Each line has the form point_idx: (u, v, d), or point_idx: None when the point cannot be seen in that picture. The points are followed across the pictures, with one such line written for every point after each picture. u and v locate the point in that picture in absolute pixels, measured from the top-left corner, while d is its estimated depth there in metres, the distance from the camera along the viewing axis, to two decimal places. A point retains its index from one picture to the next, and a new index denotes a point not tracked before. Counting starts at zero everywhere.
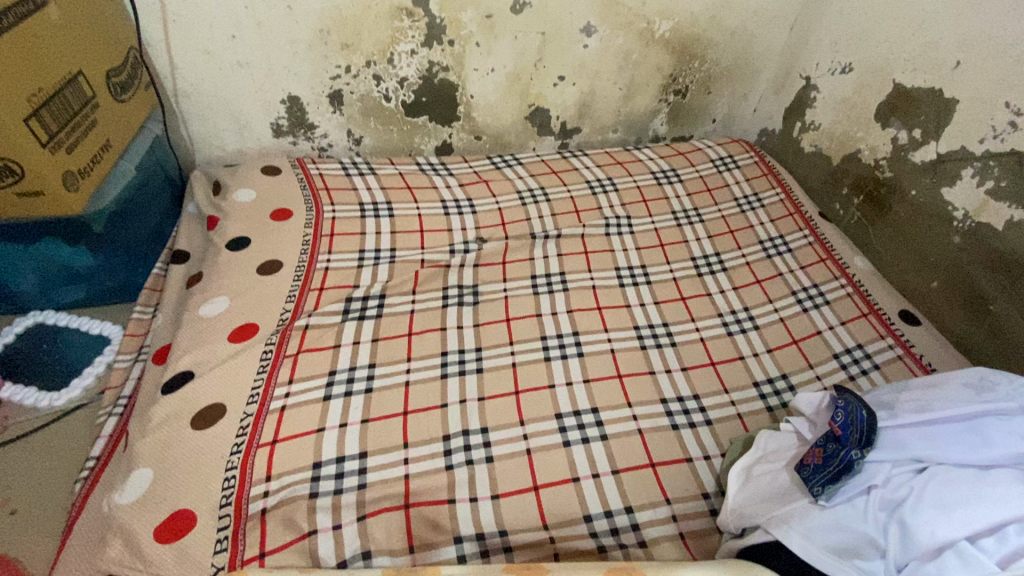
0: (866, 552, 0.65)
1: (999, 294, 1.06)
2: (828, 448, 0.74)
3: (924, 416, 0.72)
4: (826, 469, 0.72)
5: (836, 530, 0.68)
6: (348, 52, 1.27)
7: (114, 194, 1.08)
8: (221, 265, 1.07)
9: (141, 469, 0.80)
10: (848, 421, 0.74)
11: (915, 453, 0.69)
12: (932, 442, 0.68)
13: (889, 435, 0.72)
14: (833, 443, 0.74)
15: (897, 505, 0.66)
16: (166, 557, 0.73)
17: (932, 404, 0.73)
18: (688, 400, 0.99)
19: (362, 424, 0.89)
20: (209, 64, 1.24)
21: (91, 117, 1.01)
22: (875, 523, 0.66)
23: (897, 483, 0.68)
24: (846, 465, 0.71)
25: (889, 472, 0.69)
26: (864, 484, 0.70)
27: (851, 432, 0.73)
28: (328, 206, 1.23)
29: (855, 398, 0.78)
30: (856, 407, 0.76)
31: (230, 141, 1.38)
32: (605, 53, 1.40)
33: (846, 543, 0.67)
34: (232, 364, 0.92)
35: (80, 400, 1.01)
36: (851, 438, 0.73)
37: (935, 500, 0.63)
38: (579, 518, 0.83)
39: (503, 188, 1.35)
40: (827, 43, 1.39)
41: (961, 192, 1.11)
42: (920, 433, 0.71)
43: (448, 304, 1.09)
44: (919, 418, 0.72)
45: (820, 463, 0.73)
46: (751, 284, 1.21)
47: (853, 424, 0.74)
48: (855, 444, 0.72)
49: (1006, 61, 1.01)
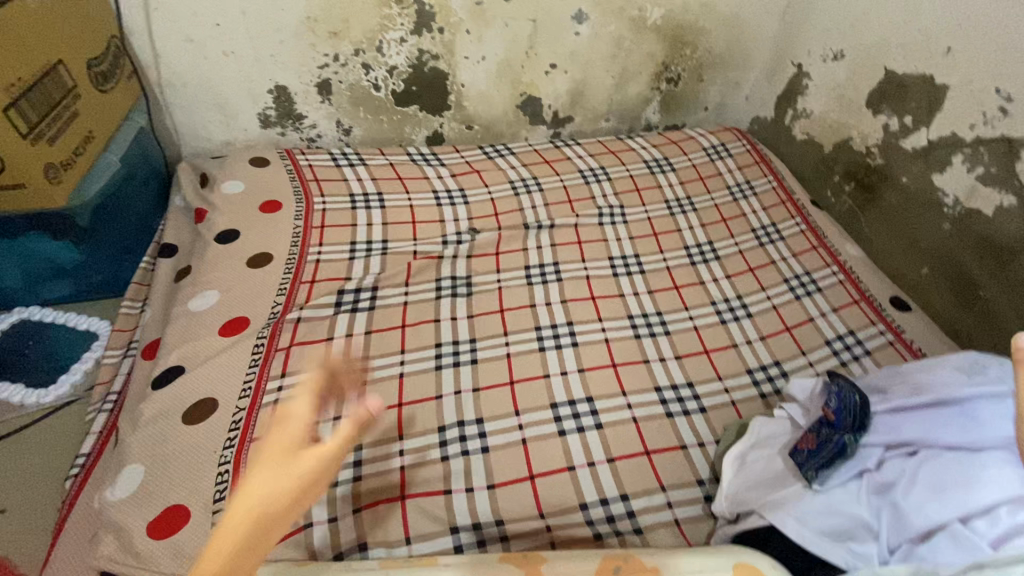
0: (860, 536, 0.67)
1: (988, 279, 1.07)
2: (822, 433, 0.75)
3: (917, 399, 0.72)
4: (818, 454, 0.73)
5: (831, 514, 0.69)
6: (335, 40, 1.25)
7: (99, 187, 1.06)
8: (211, 259, 1.06)
9: (132, 465, 0.79)
10: (841, 406, 0.75)
11: (907, 435, 0.70)
12: (924, 425, 0.69)
13: (882, 420, 0.73)
14: (826, 428, 0.75)
15: (890, 488, 0.67)
16: (160, 553, 0.72)
17: (925, 387, 0.73)
18: (682, 388, 0.99)
19: (356, 417, 0.89)
20: (194, 53, 1.22)
21: (72, 108, 0.98)
22: (869, 507, 0.68)
23: (890, 466, 0.69)
24: (840, 450, 0.71)
25: (882, 456, 0.71)
26: (858, 468, 0.71)
27: (843, 417, 0.74)
28: (318, 197, 1.22)
29: (847, 383, 0.78)
30: (849, 393, 0.76)
31: (216, 132, 1.35)
32: (597, 41, 1.39)
33: (840, 526, 0.68)
34: (223, 358, 0.91)
35: (68, 397, 0.99)
36: (845, 423, 0.73)
37: (927, 482, 0.64)
38: (575, 507, 0.83)
39: (495, 178, 1.34)
40: (818, 29, 1.38)
41: (951, 178, 1.11)
42: (913, 416, 0.71)
43: (441, 296, 1.09)
44: (911, 401, 0.72)
45: (813, 448, 0.74)
46: (743, 272, 1.21)
47: (846, 408, 0.74)
48: (848, 428, 0.73)
49: (996, 46, 1.01)
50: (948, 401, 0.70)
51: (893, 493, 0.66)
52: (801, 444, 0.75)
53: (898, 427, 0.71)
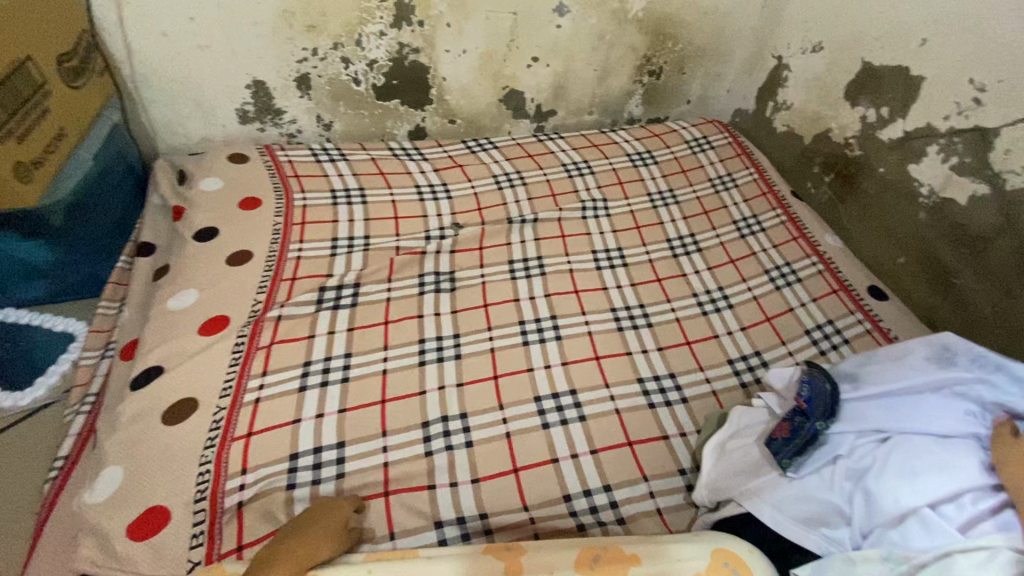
0: (832, 521, 0.69)
1: (963, 268, 1.10)
2: (795, 420, 0.76)
3: (889, 388, 0.73)
4: (793, 442, 0.74)
5: (806, 501, 0.71)
6: (313, 34, 1.23)
7: (72, 185, 1.04)
8: (189, 257, 1.05)
9: (110, 467, 0.78)
10: (812, 394, 0.76)
11: (879, 422, 0.71)
12: (897, 413, 0.70)
13: (854, 408, 0.74)
14: (799, 416, 0.76)
15: (861, 473, 0.68)
16: (140, 554, 0.72)
17: (897, 375, 0.74)
18: (664, 379, 1.00)
19: (339, 414, 0.89)
20: (169, 48, 1.19)
21: (42, 105, 0.96)
22: (840, 493, 0.69)
23: (861, 451, 0.70)
24: (812, 437, 0.73)
25: (854, 442, 0.72)
26: (831, 454, 0.72)
27: (816, 405, 0.75)
28: (299, 193, 1.20)
29: (820, 370, 0.79)
30: (821, 381, 0.77)
31: (194, 128, 1.33)
32: (579, 34, 1.38)
33: (814, 513, 0.70)
34: (203, 357, 0.90)
35: (45, 400, 0.97)
36: (818, 411, 0.75)
37: (897, 467, 0.65)
38: (559, 498, 0.83)
39: (478, 172, 1.33)
40: (798, 21, 1.39)
41: (927, 168, 1.13)
42: (885, 405, 0.72)
43: (425, 291, 1.08)
44: (884, 390, 0.73)
45: (787, 435, 0.75)
46: (725, 264, 1.22)
47: (818, 397, 0.76)
48: (819, 416, 0.74)
49: (970, 37, 1.02)
50: (919, 389, 0.71)
51: (864, 478, 0.67)
52: (776, 432, 0.76)
53: (871, 414, 0.72)
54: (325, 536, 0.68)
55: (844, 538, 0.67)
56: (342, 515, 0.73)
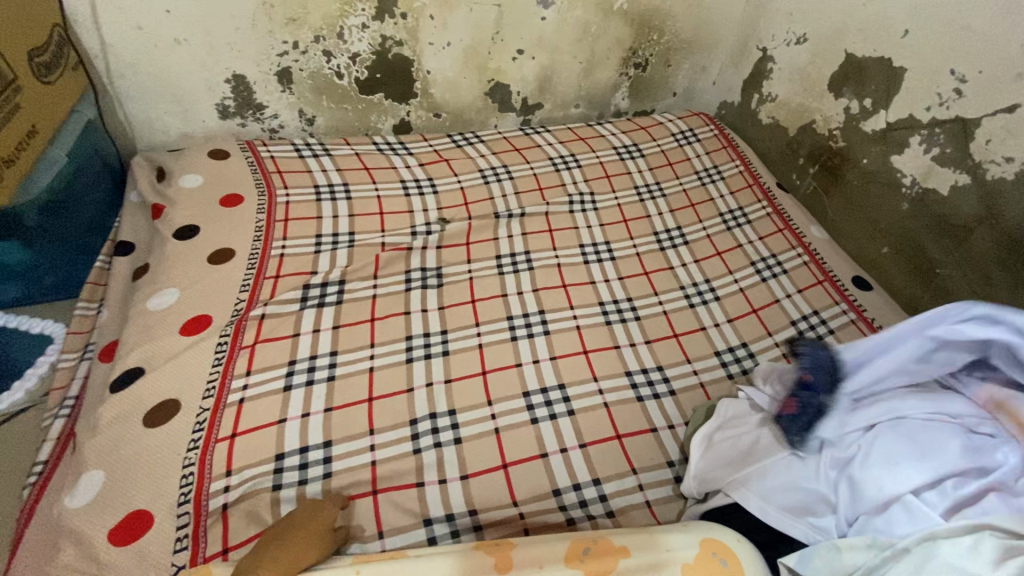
0: (818, 509, 0.69)
1: (944, 257, 1.11)
2: (801, 397, 0.76)
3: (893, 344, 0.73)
4: (800, 418, 0.74)
5: (792, 490, 0.71)
6: (294, 27, 1.21)
7: (45, 184, 1.01)
8: (169, 256, 1.03)
9: (91, 471, 0.77)
10: (816, 366, 0.77)
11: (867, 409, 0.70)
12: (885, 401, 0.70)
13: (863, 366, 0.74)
14: (804, 391, 0.76)
15: (846, 461, 0.69)
16: (123, 559, 0.70)
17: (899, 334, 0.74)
18: (652, 371, 1.00)
19: (326, 413, 0.88)
20: (145, 42, 1.16)
21: (13, 102, 0.93)
22: (824, 480, 0.70)
23: (847, 439, 0.70)
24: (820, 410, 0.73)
25: (840, 426, 0.71)
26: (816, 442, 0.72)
27: (820, 377, 0.76)
28: (281, 189, 1.18)
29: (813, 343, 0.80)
30: (819, 352, 0.78)
31: (173, 124, 1.30)
32: (564, 26, 1.37)
33: (799, 501, 0.71)
34: (185, 358, 0.88)
35: (22, 404, 0.95)
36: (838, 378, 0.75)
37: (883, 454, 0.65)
38: (548, 493, 0.83)
39: (464, 167, 1.32)
40: (783, 13, 1.39)
41: (909, 159, 1.14)
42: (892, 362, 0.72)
43: (411, 288, 1.07)
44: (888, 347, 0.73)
45: (794, 412, 0.75)
46: (712, 256, 1.22)
47: (822, 368, 0.76)
48: (827, 390, 0.74)
49: (952, 28, 1.03)
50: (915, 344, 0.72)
51: (849, 467, 0.68)
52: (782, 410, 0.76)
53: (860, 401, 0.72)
54: (307, 547, 0.66)
55: (828, 525, 0.68)
56: (319, 525, 0.69)
